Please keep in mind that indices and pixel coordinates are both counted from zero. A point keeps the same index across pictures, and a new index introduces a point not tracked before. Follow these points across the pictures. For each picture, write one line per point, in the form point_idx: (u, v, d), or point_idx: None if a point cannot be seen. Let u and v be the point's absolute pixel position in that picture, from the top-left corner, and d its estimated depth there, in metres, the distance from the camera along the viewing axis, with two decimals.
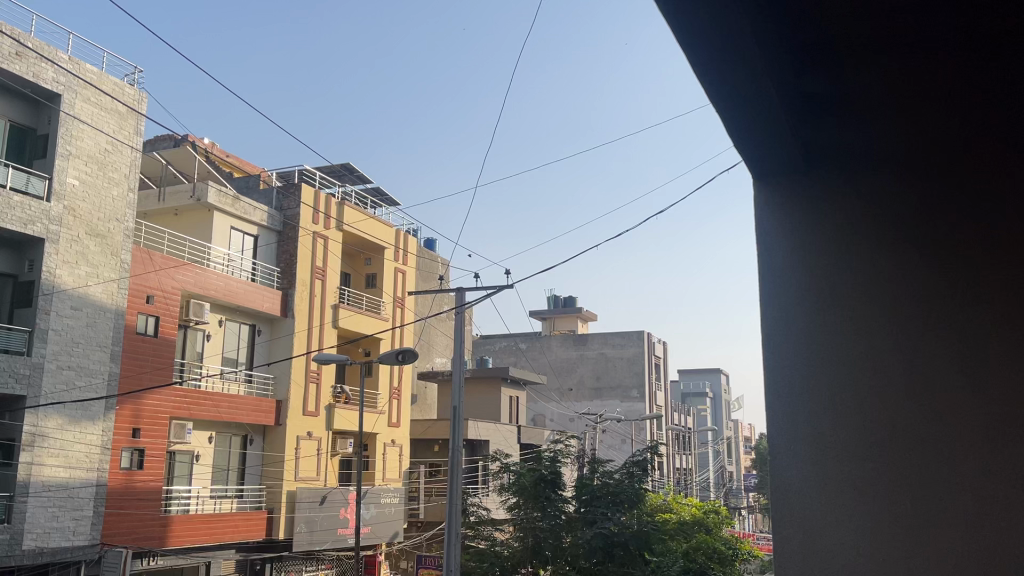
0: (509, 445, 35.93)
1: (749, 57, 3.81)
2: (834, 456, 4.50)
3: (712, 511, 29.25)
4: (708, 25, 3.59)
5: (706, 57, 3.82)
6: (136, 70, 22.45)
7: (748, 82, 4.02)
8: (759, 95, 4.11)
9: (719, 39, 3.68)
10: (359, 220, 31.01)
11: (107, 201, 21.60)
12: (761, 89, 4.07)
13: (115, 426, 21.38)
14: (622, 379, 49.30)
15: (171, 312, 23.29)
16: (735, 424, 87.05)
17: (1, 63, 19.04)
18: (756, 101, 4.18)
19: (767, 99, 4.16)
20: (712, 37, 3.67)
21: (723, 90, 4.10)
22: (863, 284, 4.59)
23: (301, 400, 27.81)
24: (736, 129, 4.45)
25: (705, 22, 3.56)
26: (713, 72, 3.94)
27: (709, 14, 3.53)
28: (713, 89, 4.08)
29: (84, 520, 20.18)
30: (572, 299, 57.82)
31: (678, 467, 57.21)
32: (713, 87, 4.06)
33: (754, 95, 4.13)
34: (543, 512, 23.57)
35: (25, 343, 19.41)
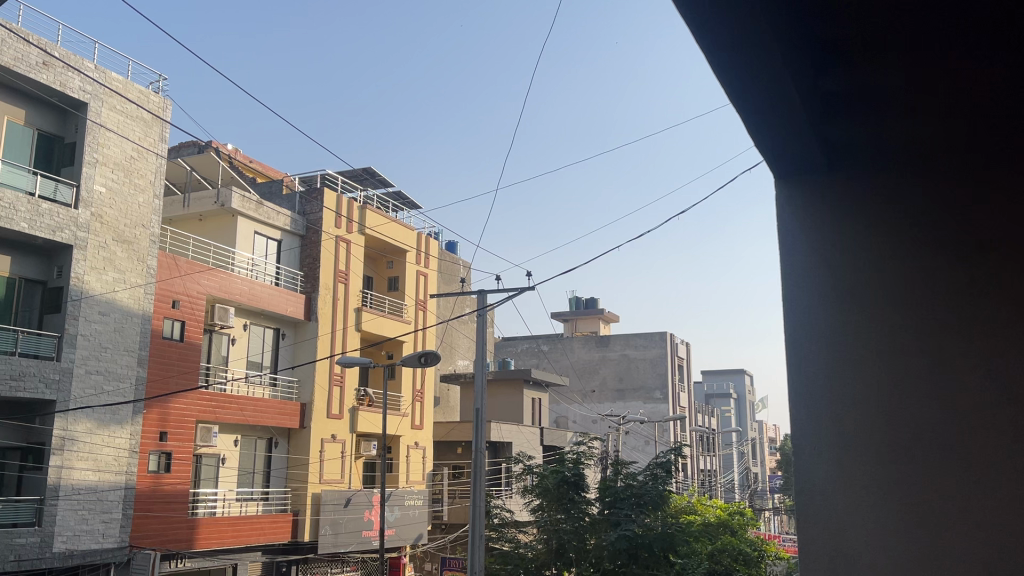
0: (532, 447, 35.95)
1: (766, 46, 3.73)
2: (858, 455, 4.47)
3: (738, 512, 28.98)
4: (723, 15, 3.54)
5: (727, 55, 3.82)
6: (160, 78, 22.72)
7: (765, 73, 3.96)
8: (777, 84, 4.03)
9: (734, 26, 3.60)
10: (381, 224, 31.17)
11: (133, 207, 21.88)
12: (779, 78, 4.00)
13: (143, 429, 21.63)
14: (645, 381, 49.14)
15: (197, 317, 23.55)
16: (760, 425, 86.39)
17: (29, 73, 19.39)
18: (774, 93, 4.12)
19: (786, 90, 4.08)
20: (732, 35, 3.67)
21: (738, 82, 4.02)
22: (885, 283, 4.56)
23: (325, 403, 28.00)
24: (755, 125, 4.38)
25: (725, 20, 3.56)
26: (734, 71, 3.94)
27: (729, 13, 3.53)
28: (730, 81, 4.02)
29: (113, 523, 20.46)
30: (594, 300, 57.80)
31: (703, 469, 56.89)
32: (730, 79, 3.99)
33: (773, 86, 4.06)
34: (567, 514, 23.61)
35: (54, 348, 19.71)
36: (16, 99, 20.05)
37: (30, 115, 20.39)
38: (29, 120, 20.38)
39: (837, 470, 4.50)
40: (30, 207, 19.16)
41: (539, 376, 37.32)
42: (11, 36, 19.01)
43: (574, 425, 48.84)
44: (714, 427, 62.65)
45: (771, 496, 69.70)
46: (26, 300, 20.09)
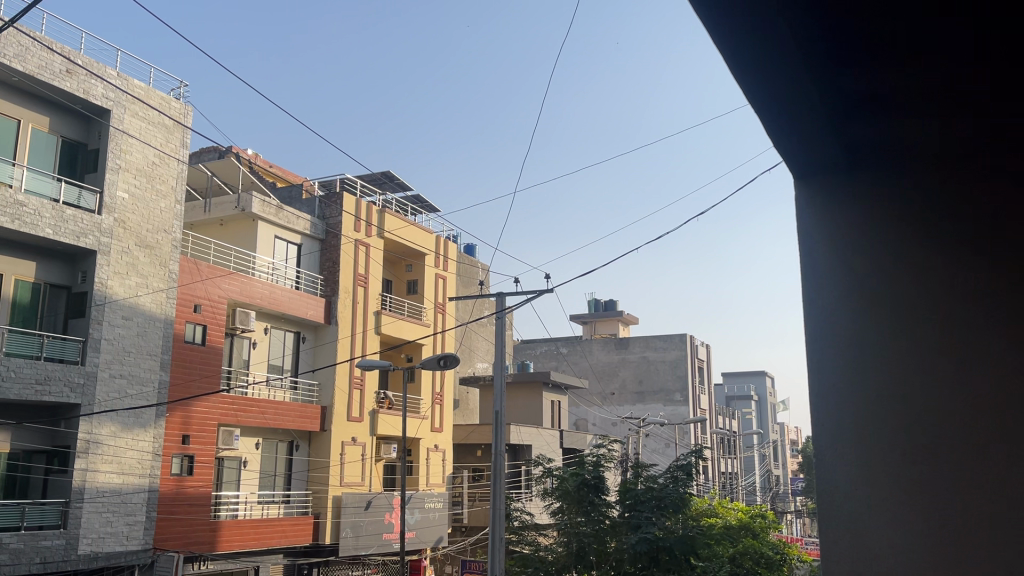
0: (552, 449, 35.91)
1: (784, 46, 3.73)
2: (881, 456, 4.43)
3: (760, 515, 28.78)
4: (740, 18, 3.54)
5: (744, 55, 3.80)
6: (181, 84, 22.94)
7: (782, 74, 3.95)
8: (795, 84, 4.02)
9: (753, 24, 3.57)
10: (400, 228, 31.29)
11: (155, 213, 22.11)
12: (797, 78, 3.98)
13: (166, 432, 21.83)
14: (665, 383, 48.94)
15: (218, 321, 23.74)
16: (781, 427, 85.77)
17: (53, 81, 19.67)
18: (792, 94, 4.11)
19: (804, 90, 4.07)
20: (752, 34, 3.64)
21: (756, 83, 4.01)
22: (907, 283, 4.51)
23: (345, 405, 28.13)
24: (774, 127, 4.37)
25: (742, 20, 3.55)
26: (752, 70, 3.90)
27: (747, 13, 3.51)
28: (748, 82, 4.01)
29: (137, 525, 20.66)
30: (613, 302, 57.67)
31: (724, 471, 56.55)
32: (749, 80, 3.98)
33: (792, 85, 4.04)
34: (587, 517, 23.58)
35: (78, 352, 19.95)
36: (40, 107, 20.34)
37: (54, 122, 20.68)
38: (54, 127, 20.67)
39: (859, 472, 4.48)
40: (55, 213, 19.42)
41: (559, 378, 37.27)
42: (35, 44, 19.29)
43: (594, 428, 49.15)
44: (735, 429, 62.29)
45: (794, 498, 69.16)
46: (51, 305, 20.36)
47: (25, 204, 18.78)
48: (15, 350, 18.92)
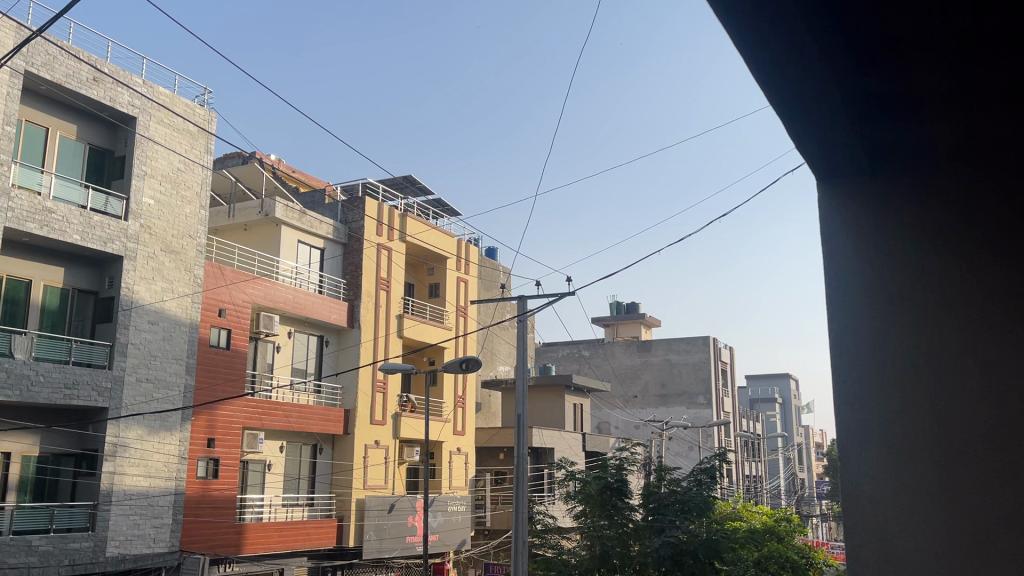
0: (575, 453, 35.83)
1: (802, 46, 3.70)
2: (908, 460, 4.39)
3: (784, 519, 28.59)
4: (760, 19, 3.53)
5: (760, 56, 3.79)
6: (205, 91, 23.16)
7: (803, 72, 3.92)
8: (815, 82, 3.98)
9: (767, 24, 3.57)
10: (422, 231, 31.40)
11: (180, 218, 22.34)
12: (815, 78, 3.95)
13: (191, 436, 22.04)
14: (688, 386, 48.68)
15: (242, 325, 23.94)
16: (806, 430, 84.96)
17: (80, 89, 19.97)
18: (812, 91, 4.07)
19: (824, 89, 4.03)
20: (766, 34, 3.63)
21: (775, 78, 3.96)
22: (932, 286, 4.47)
23: (368, 409, 28.25)
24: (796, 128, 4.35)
25: (755, 21, 3.55)
26: (768, 71, 3.90)
27: (760, 14, 3.51)
28: (769, 82, 3.99)
29: (164, 528, 20.88)
30: (635, 304, 57.48)
31: (748, 474, 56.10)
32: (768, 76, 3.94)
33: (812, 85, 4.01)
34: (610, 520, 23.49)
35: (106, 357, 20.23)
36: (68, 114, 20.66)
37: (82, 129, 20.99)
38: (81, 135, 20.98)
39: (886, 476, 4.44)
40: (82, 220, 19.71)
41: (581, 381, 37.20)
42: (62, 53, 19.61)
43: (616, 431, 48.47)
44: (759, 432, 61.85)
45: (819, 502, 68.46)
46: (79, 310, 20.63)
47: (53, 210, 19.09)
48: (44, 355, 19.09)
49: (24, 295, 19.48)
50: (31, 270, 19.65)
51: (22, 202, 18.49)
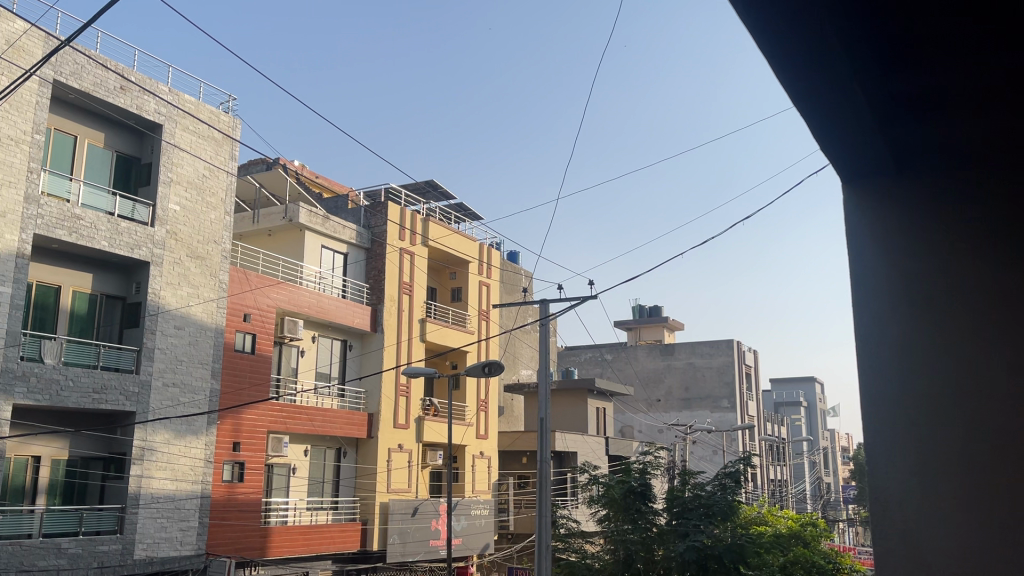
0: (598, 456, 35.74)
1: (827, 48, 3.68)
2: (937, 464, 4.34)
3: (810, 524, 28.33)
4: (780, 19, 3.52)
5: (785, 55, 3.76)
6: (230, 98, 23.39)
7: (827, 74, 3.89)
8: (839, 85, 3.95)
9: (792, 23, 3.54)
10: (444, 236, 31.49)
11: (205, 224, 22.57)
12: (840, 80, 3.92)
13: (217, 439, 22.25)
14: (712, 390, 48.40)
15: (267, 329, 24.14)
16: (832, 434, 84.12)
17: (107, 97, 20.25)
18: (838, 92, 4.02)
19: (849, 91, 3.99)
20: (792, 33, 3.60)
21: (799, 80, 3.93)
22: (960, 288, 4.41)
23: (391, 413, 28.36)
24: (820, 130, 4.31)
25: (781, 19, 3.52)
26: (793, 70, 3.86)
27: (785, 12, 3.48)
28: (792, 83, 3.96)
29: (190, 531, 21.09)
30: (657, 308, 57.21)
31: (773, 478, 55.65)
32: (792, 76, 3.91)
33: (836, 87, 3.97)
34: (634, 524, 23.41)
35: (133, 362, 20.48)
36: (96, 123, 20.97)
37: (109, 137, 21.29)
38: (109, 143, 21.28)
39: (914, 479, 4.40)
40: (110, 226, 19.99)
41: (604, 385, 37.10)
42: (90, 62, 19.91)
43: (640, 435, 48.59)
44: (784, 436, 61.32)
45: (845, 506, 67.76)
46: (106, 316, 20.92)
47: (81, 217, 19.39)
48: (73, 360, 19.41)
49: (54, 301, 19.79)
50: (60, 277, 19.97)
51: (51, 210, 18.80)
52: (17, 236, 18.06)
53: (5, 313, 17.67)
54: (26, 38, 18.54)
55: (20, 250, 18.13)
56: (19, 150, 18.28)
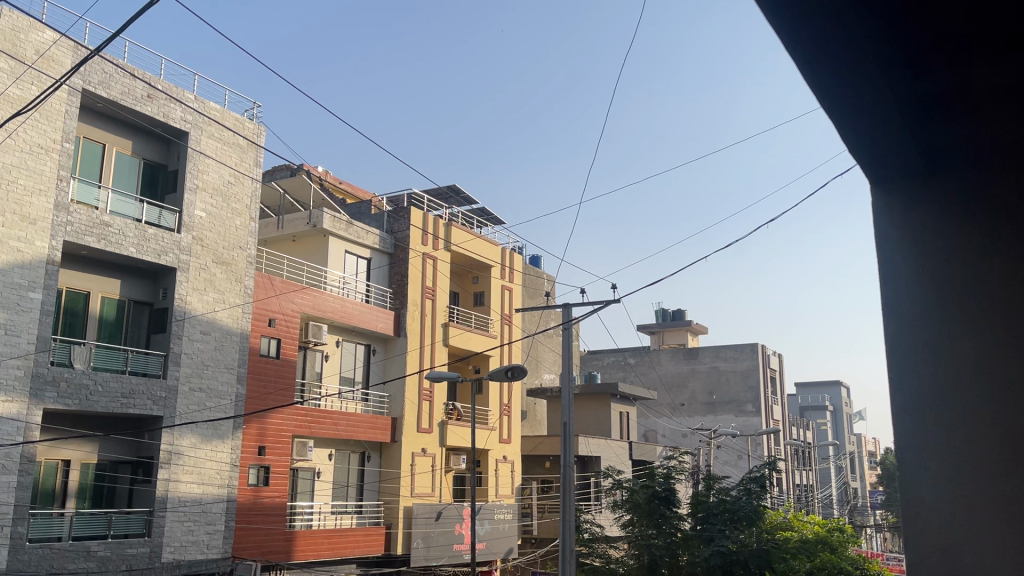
0: (621, 461, 35.61)
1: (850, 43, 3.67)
2: (972, 470, 4.27)
3: (837, 529, 28.02)
4: (803, 14, 3.53)
5: (810, 50, 3.75)
6: (254, 105, 23.61)
7: (853, 74, 3.88)
8: (869, 86, 3.94)
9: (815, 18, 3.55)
10: (466, 240, 31.55)
11: (231, 230, 22.78)
12: (870, 79, 3.90)
13: (243, 443, 22.42)
14: (736, 394, 48.08)
15: (292, 334, 24.32)
16: (859, 438, 83.18)
17: (135, 106, 20.53)
18: (864, 92, 3.99)
19: (877, 93, 3.98)
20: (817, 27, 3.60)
21: (827, 79, 3.92)
22: (996, 294, 4.33)
23: (415, 417, 28.44)
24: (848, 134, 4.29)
25: (804, 14, 3.52)
26: (819, 66, 3.84)
27: (807, 8, 3.49)
28: (821, 82, 3.95)
29: (217, 534, 21.27)
30: (681, 311, 56.88)
31: (799, 483, 55.11)
32: (816, 76, 3.90)
33: (865, 87, 3.96)
34: (659, 529, 23.29)
35: (160, 366, 20.70)
36: (124, 131, 21.26)
37: (137, 145, 21.58)
38: (136, 151, 21.56)
39: (948, 484, 4.34)
40: (137, 233, 20.24)
41: (627, 389, 36.96)
42: (118, 71, 20.19)
43: (663, 439, 48.65)
44: (810, 440, 60.74)
45: (872, 512, 66.99)
46: (134, 321, 21.18)
47: (109, 224, 19.67)
48: (102, 365, 19.76)
49: (83, 306, 20.07)
50: (89, 283, 20.26)
51: (80, 217, 19.09)
52: (47, 242, 18.35)
53: (35, 318, 17.94)
54: (55, 48, 18.85)
55: (50, 257, 18.42)
56: (49, 159, 18.59)
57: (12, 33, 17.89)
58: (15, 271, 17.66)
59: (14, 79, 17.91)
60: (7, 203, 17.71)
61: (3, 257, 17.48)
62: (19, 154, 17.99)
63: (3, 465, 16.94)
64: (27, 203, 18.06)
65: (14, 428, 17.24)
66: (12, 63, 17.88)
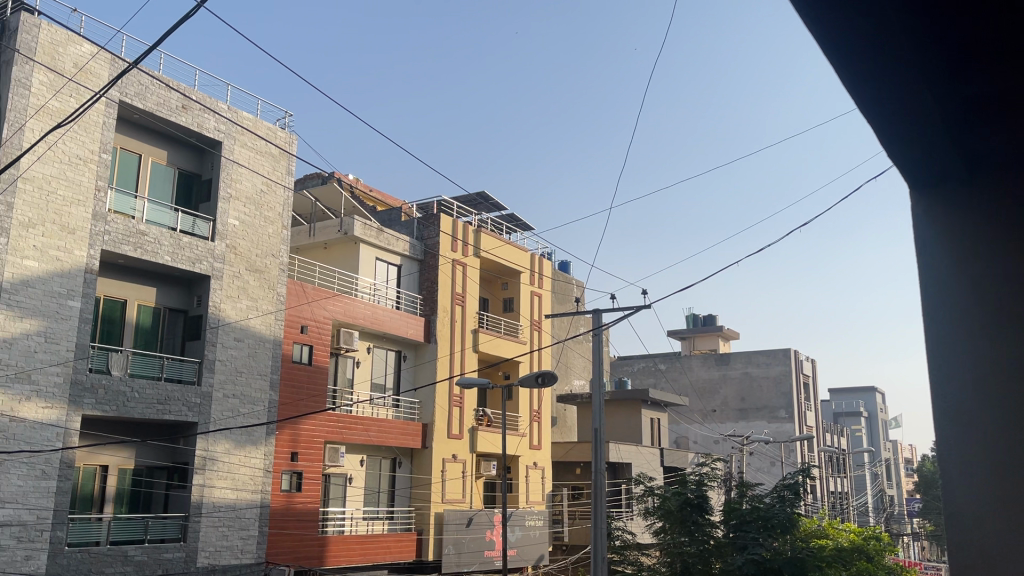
0: (652, 468, 35.40)
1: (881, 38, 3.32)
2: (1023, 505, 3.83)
3: (873, 538, 27.58)
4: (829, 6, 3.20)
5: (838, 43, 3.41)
6: (286, 114, 23.86)
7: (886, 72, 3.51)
8: (906, 83, 3.56)
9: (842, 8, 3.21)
10: (496, 247, 31.59)
11: (264, 238, 23.01)
12: (908, 76, 3.51)
13: (276, 449, 22.62)
14: (769, 400, 47.63)
15: (324, 341, 24.51)
16: (894, 445, 81.92)
17: (170, 116, 20.86)
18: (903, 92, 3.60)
19: (915, 90, 3.59)
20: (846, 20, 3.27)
21: (859, 76, 3.56)
22: None
23: (445, 423, 28.49)
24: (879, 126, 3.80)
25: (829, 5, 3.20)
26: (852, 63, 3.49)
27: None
28: (852, 76, 3.56)
29: (250, 539, 21.46)
30: (712, 316, 56.47)
31: (833, 490, 54.42)
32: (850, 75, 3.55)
33: (903, 87, 3.58)
34: (691, 537, 23.09)
35: (195, 373, 20.95)
36: (159, 141, 21.61)
37: (171, 155, 21.91)
38: (171, 160, 21.90)
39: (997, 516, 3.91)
40: (172, 241, 20.54)
41: (658, 396, 36.74)
42: (153, 82, 20.54)
43: (695, 445, 47.90)
44: (844, 447, 59.97)
45: (908, 520, 65.96)
46: (169, 328, 21.47)
47: (145, 233, 20.00)
48: (138, 372, 19.96)
49: (120, 314, 20.39)
50: (126, 291, 20.61)
51: (117, 226, 19.44)
52: (85, 251, 18.71)
53: (74, 326, 18.26)
54: (93, 61, 19.22)
55: (88, 265, 18.76)
56: (87, 170, 18.96)
57: (50, 47, 18.27)
58: (55, 280, 18.01)
59: (53, 92, 18.29)
60: (47, 213, 18.07)
61: (43, 266, 17.84)
62: (58, 165, 18.36)
63: (43, 471, 17.27)
64: (66, 213, 18.42)
65: (53, 433, 17.58)
66: (51, 76, 18.28)
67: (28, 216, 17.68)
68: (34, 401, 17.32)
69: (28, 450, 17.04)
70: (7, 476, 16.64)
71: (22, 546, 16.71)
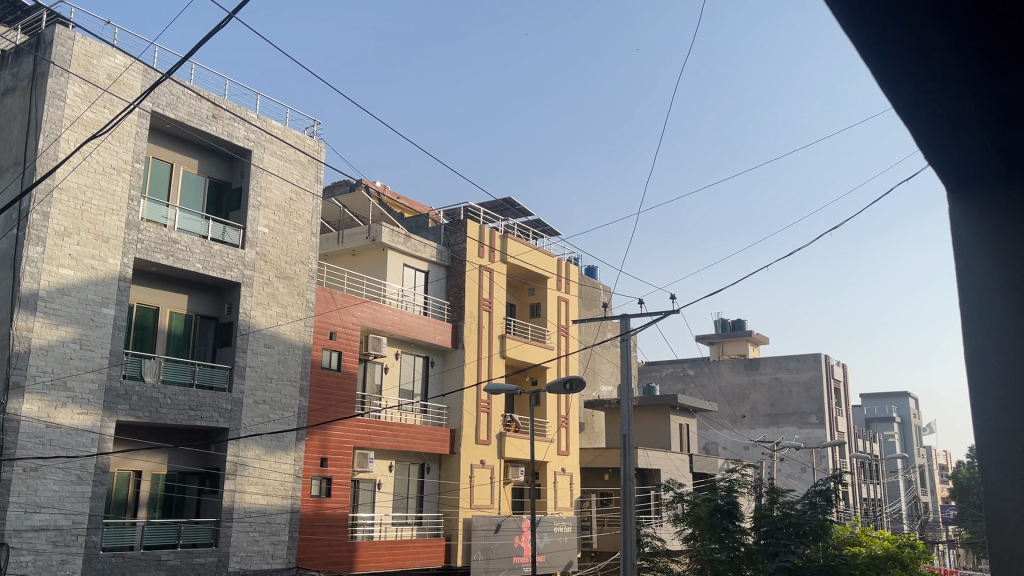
0: (681, 474, 35.17)
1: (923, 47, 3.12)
2: None
3: (908, 545, 27.13)
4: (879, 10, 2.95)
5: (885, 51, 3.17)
6: (315, 123, 24.05)
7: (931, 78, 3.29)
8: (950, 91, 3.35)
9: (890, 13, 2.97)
10: (523, 252, 31.58)
11: (293, 245, 23.19)
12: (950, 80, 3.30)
13: (306, 455, 22.75)
14: (799, 405, 47.16)
15: (352, 347, 24.66)
16: (928, 451, 80.68)
17: (201, 126, 21.13)
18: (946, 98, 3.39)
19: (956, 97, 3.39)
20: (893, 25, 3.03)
21: (905, 83, 3.32)
22: None
23: (473, 428, 28.50)
24: (907, 114, 3.46)
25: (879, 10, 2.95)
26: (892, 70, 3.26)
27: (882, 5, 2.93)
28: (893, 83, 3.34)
29: (281, 545, 21.61)
30: (741, 321, 56.04)
31: (866, 497, 53.70)
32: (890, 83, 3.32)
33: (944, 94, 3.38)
34: (721, 544, 22.89)
35: (226, 379, 21.16)
36: (190, 150, 21.90)
37: (202, 164, 22.19)
38: (202, 169, 22.18)
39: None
40: (204, 249, 20.78)
41: (687, 401, 36.49)
42: (185, 92, 20.82)
43: (725, 452, 47.97)
44: (876, 453, 59.18)
45: (943, 527, 64.89)
46: (200, 335, 21.72)
47: (177, 241, 20.25)
48: (170, 378, 20.23)
49: (152, 321, 20.68)
50: (158, 298, 20.89)
51: (150, 234, 19.70)
52: (119, 260, 18.98)
53: (108, 333, 18.52)
54: (127, 72, 19.52)
55: (122, 273, 19.03)
56: (121, 179, 19.25)
57: (84, 58, 18.58)
58: (89, 288, 18.29)
59: (88, 103, 18.62)
60: (81, 222, 18.35)
61: (78, 275, 18.14)
62: (92, 175, 18.66)
63: (79, 476, 17.53)
64: (100, 222, 18.71)
65: (89, 439, 17.83)
66: (86, 88, 18.60)
67: (63, 225, 17.98)
68: (69, 407, 17.60)
69: (64, 455, 17.30)
70: (44, 481, 16.92)
71: (58, 551, 16.98)
